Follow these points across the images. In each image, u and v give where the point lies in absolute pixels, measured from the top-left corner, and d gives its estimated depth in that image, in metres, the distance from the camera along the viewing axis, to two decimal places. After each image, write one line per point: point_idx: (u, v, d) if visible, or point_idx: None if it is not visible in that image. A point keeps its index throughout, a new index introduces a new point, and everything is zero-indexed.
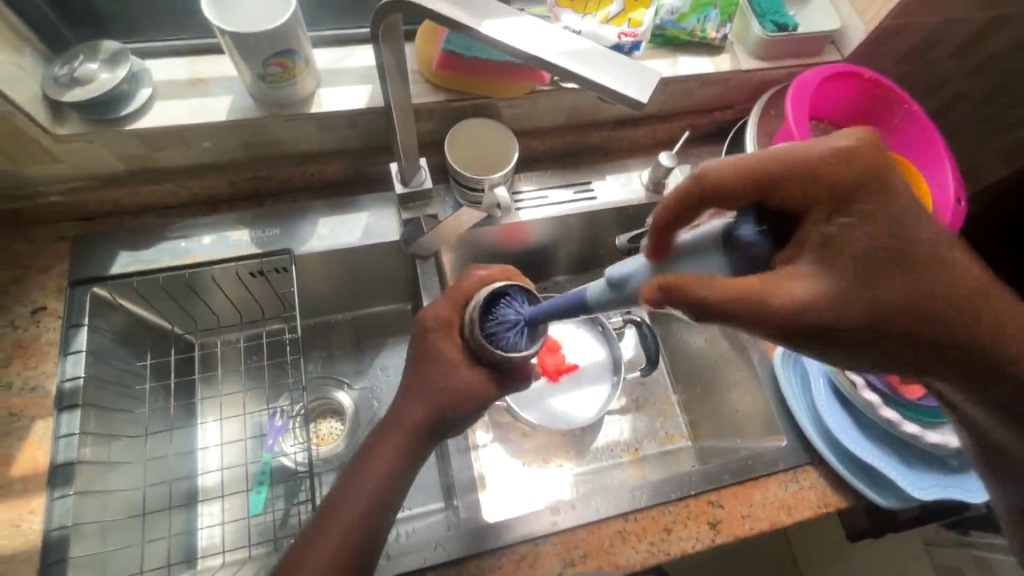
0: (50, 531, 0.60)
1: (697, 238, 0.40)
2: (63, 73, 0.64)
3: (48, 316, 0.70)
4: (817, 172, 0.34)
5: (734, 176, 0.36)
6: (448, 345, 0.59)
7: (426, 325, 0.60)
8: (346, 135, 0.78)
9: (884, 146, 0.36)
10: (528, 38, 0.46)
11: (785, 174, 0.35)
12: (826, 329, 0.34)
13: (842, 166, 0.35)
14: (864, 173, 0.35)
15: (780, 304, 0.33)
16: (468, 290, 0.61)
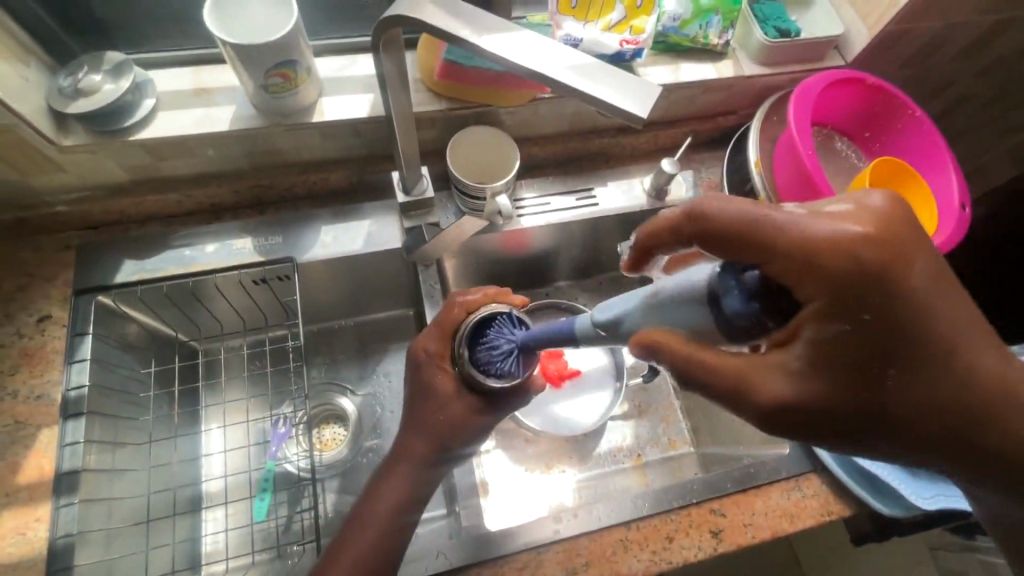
0: (55, 539, 0.61)
1: (685, 284, 0.42)
2: (67, 84, 0.65)
3: (54, 325, 0.71)
4: (812, 256, 0.37)
5: (733, 236, 0.40)
6: (440, 376, 0.60)
7: (417, 358, 0.61)
8: (348, 143, 0.78)
9: (883, 235, 0.39)
10: (528, 52, 0.46)
11: (780, 253, 0.38)
12: (790, 411, 0.40)
13: (835, 257, 0.37)
14: (855, 264, 0.38)
15: (748, 388, 0.39)
16: (455, 320, 0.61)
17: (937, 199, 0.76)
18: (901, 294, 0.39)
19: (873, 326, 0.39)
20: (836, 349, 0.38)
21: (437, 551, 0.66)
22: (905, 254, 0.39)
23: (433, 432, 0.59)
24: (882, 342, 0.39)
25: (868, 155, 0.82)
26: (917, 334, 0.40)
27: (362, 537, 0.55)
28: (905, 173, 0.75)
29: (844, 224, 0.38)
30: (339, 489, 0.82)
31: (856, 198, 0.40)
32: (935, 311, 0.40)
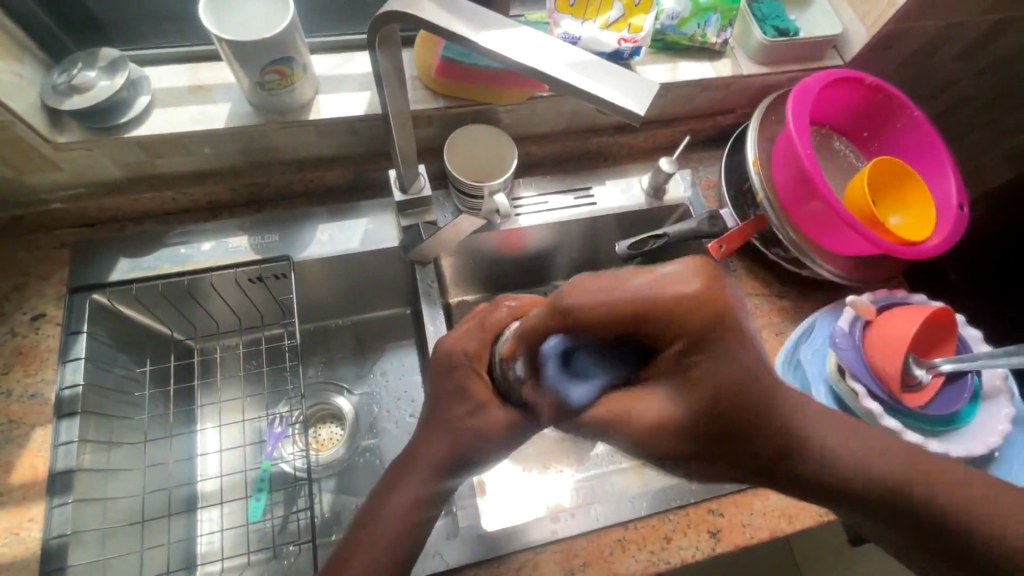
0: (49, 539, 0.60)
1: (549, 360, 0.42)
2: (62, 81, 0.64)
3: (48, 324, 0.70)
4: (681, 319, 0.40)
5: (612, 320, 0.39)
6: (438, 376, 0.59)
7: (451, 360, 0.56)
8: (345, 141, 0.78)
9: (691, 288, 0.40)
10: (526, 49, 0.45)
11: (660, 320, 0.39)
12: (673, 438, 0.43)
13: (689, 315, 0.40)
14: (660, 319, 0.39)
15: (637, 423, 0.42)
16: (501, 323, 0.54)
17: (935, 200, 0.76)
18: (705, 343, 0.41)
19: (715, 369, 0.42)
20: (688, 390, 0.42)
21: (435, 550, 0.66)
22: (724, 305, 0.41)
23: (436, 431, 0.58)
24: (737, 379, 0.42)
25: (867, 155, 0.82)
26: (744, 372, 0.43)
27: (367, 544, 0.55)
28: (903, 173, 0.75)
29: (681, 284, 0.40)
30: (335, 489, 0.81)
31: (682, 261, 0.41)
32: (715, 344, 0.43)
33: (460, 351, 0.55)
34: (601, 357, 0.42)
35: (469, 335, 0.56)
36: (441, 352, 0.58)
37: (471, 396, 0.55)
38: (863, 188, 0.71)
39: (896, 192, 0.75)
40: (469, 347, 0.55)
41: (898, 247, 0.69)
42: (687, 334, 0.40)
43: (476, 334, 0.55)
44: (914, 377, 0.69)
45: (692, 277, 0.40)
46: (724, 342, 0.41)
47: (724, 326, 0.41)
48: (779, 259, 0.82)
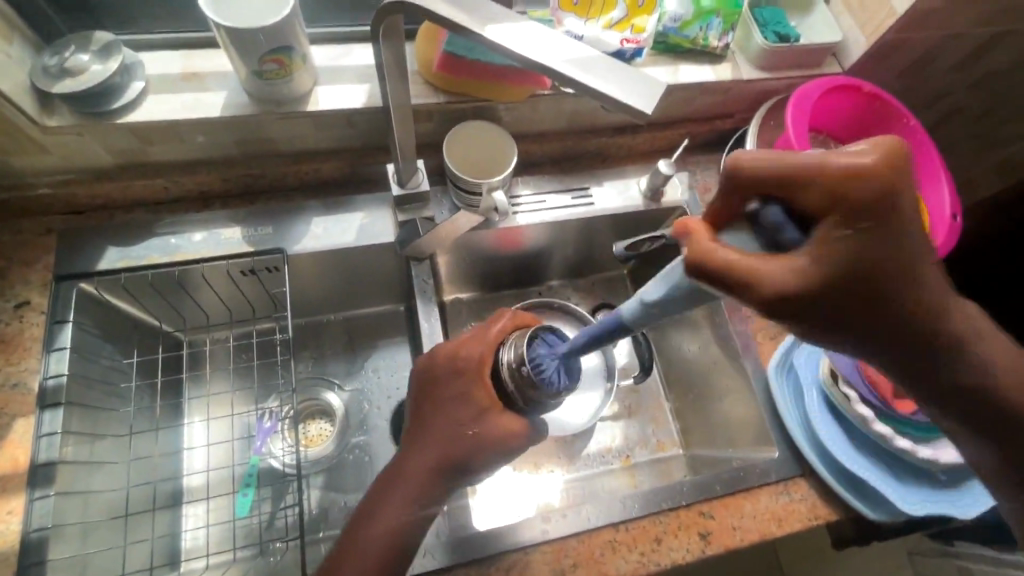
0: (28, 532, 0.59)
1: (735, 225, 0.37)
2: (53, 63, 0.63)
3: (32, 312, 0.69)
4: (841, 192, 0.34)
5: (767, 173, 0.35)
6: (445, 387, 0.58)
7: (459, 364, 0.58)
8: (343, 134, 0.77)
9: (879, 160, 0.34)
10: (531, 43, 0.45)
11: (815, 187, 0.34)
12: (813, 303, 0.34)
13: (874, 195, 0.34)
14: (835, 185, 0.34)
15: (776, 286, 0.34)
16: (501, 333, 0.60)
17: (929, 210, 0.76)
18: (893, 217, 0.34)
19: (891, 262, 0.35)
20: (857, 261, 0.34)
21: (425, 549, 0.65)
22: (905, 191, 0.35)
23: (428, 433, 0.56)
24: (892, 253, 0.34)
25: None
26: (915, 275, 0.36)
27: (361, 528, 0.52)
28: None
29: (868, 159, 0.34)
30: (324, 486, 0.80)
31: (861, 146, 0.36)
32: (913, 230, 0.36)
33: (469, 354, 0.59)
34: (777, 216, 0.36)
35: (475, 342, 0.60)
36: (443, 358, 0.59)
37: (475, 400, 0.56)
38: None
39: None
40: (473, 351, 0.59)
41: None
42: (854, 200, 0.34)
43: (482, 339, 0.60)
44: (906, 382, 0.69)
45: (868, 159, 0.35)
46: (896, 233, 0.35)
47: (891, 210, 0.34)
48: None
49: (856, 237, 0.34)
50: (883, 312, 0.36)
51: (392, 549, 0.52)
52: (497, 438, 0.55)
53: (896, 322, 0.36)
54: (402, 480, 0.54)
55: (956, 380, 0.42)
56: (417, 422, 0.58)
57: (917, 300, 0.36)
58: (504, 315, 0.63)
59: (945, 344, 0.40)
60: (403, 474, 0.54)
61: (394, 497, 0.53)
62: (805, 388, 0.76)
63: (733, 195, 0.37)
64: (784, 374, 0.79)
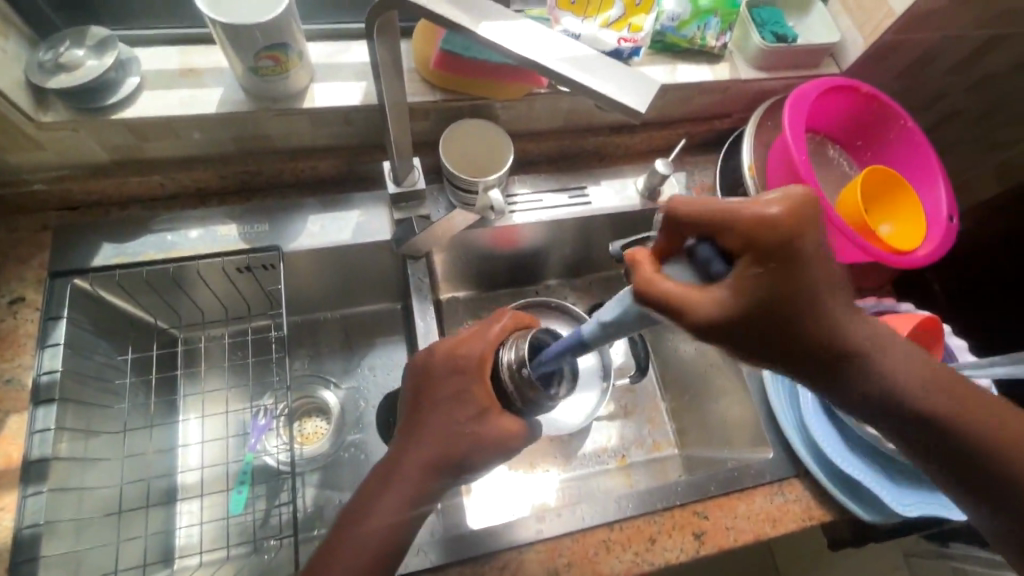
0: (21, 529, 0.59)
1: (675, 260, 0.41)
2: (48, 59, 0.62)
3: (26, 308, 0.69)
4: (760, 234, 0.38)
5: (700, 215, 0.39)
6: (443, 385, 0.58)
7: (458, 362, 0.58)
8: (340, 131, 0.77)
9: (794, 207, 0.38)
10: (526, 42, 0.45)
11: (735, 231, 0.38)
12: (730, 330, 0.39)
13: (782, 239, 0.38)
14: (750, 231, 0.38)
15: (703, 316, 0.38)
16: (499, 334, 0.60)
17: (926, 211, 0.77)
18: (801, 256, 0.39)
19: (803, 294, 0.40)
20: (768, 295, 0.39)
21: (419, 547, 0.65)
22: (814, 230, 0.39)
23: (425, 430, 0.56)
24: (802, 284, 0.39)
25: (860, 163, 0.83)
26: (823, 305, 0.41)
27: (354, 522, 0.52)
28: (893, 183, 0.75)
29: (781, 207, 0.38)
30: (319, 484, 0.80)
31: (787, 192, 0.39)
32: (825, 269, 0.40)
33: (468, 353, 0.58)
34: (710, 254, 0.40)
35: (475, 340, 0.59)
36: (442, 355, 0.59)
37: (472, 400, 0.56)
38: (857, 196, 0.71)
39: (887, 202, 0.76)
40: (474, 349, 0.58)
41: (889, 257, 0.69)
42: (765, 242, 0.38)
43: (483, 337, 0.59)
44: None
45: (783, 206, 0.38)
46: (802, 271, 0.39)
47: (796, 252, 0.39)
48: None
49: (774, 270, 0.38)
50: (800, 342, 0.42)
51: (386, 548, 0.52)
52: (493, 438, 0.55)
53: (811, 348, 0.43)
54: (396, 478, 0.53)
55: (881, 400, 0.46)
56: (413, 419, 0.57)
57: (831, 329, 0.42)
58: (504, 313, 0.63)
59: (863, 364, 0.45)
60: (398, 472, 0.54)
61: (389, 495, 0.53)
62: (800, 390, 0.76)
63: (676, 230, 0.40)
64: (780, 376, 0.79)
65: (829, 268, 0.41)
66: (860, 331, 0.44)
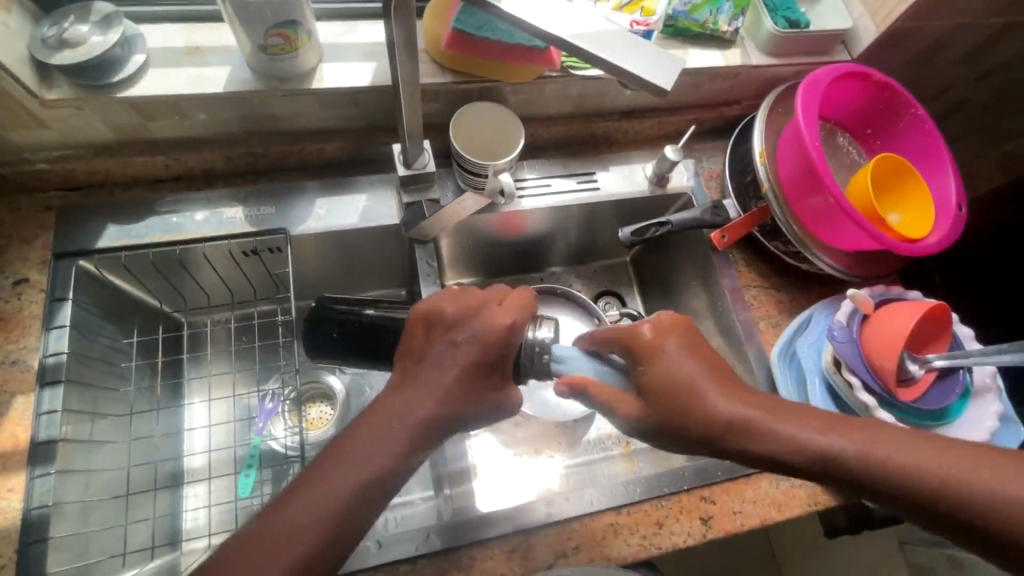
0: (30, 510, 0.58)
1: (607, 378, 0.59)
2: (52, 34, 0.61)
3: (31, 289, 0.68)
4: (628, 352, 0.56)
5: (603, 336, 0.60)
6: (464, 355, 0.50)
7: (482, 335, 0.50)
8: (349, 113, 0.76)
9: (668, 336, 0.54)
10: (547, 18, 0.44)
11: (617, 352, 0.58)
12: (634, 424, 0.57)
13: (636, 352, 0.55)
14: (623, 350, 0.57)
15: None
16: (521, 312, 0.53)
17: (934, 200, 0.76)
18: (646, 362, 0.54)
19: (655, 387, 0.53)
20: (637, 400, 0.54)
21: (428, 531, 0.65)
22: (666, 352, 0.54)
23: (443, 387, 0.49)
24: (660, 381, 0.52)
25: (869, 152, 0.83)
26: (682, 382, 0.52)
27: (343, 473, 0.45)
28: (904, 172, 0.75)
29: (649, 336, 0.55)
30: None
31: (657, 326, 0.55)
32: (673, 367, 0.53)
33: (499, 324, 0.51)
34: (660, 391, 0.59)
35: (511, 308, 0.52)
36: (476, 321, 0.51)
37: (498, 368, 0.51)
38: (867, 184, 0.71)
39: (895, 190, 0.76)
40: (513, 319, 0.51)
41: (900, 246, 0.69)
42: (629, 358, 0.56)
43: (519, 306, 0.53)
44: (908, 371, 0.70)
45: (655, 335, 0.55)
46: (649, 370, 0.53)
47: (643, 362, 0.54)
48: (780, 252, 0.81)
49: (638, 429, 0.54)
50: (712, 435, 0.51)
51: None
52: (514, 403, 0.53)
53: (671, 413, 0.52)
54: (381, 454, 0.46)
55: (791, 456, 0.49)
56: (416, 383, 0.49)
57: (687, 395, 0.51)
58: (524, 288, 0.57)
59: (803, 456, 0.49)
60: (386, 445, 0.46)
61: (388, 454, 0.46)
62: (807, 376, 0.75)
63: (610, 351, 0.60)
64: (787, 363, 0.76)
65: (691, 364, 0.53)
66: (716, 399, 0.51)
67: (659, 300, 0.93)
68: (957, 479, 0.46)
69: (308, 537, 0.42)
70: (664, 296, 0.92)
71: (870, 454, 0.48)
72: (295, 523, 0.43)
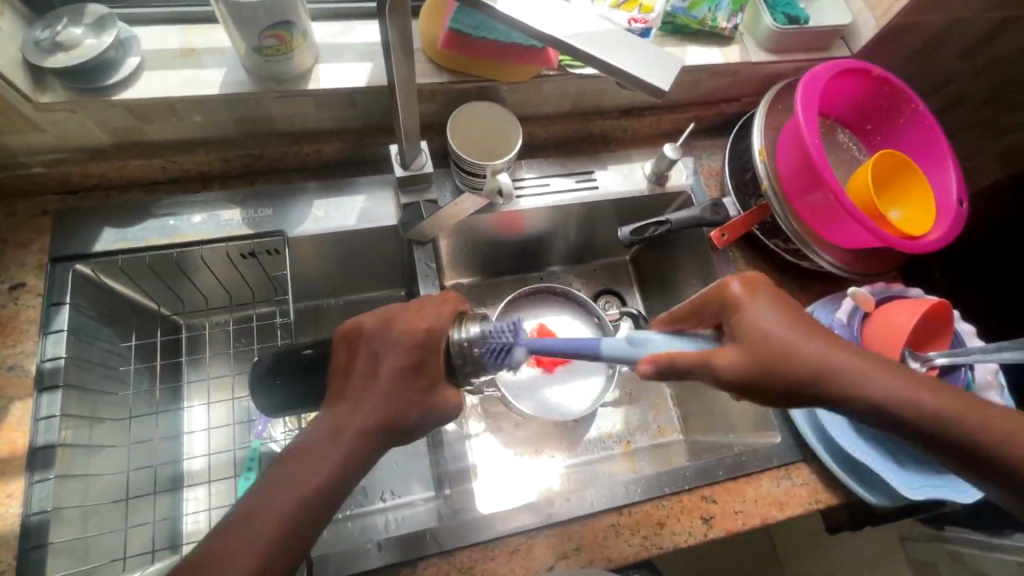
0: (28, 516, 0.58)
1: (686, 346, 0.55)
2: (45, 37, 0.61)
3: (27, 294, 0.67)
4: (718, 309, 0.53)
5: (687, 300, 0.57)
6: (389, 363, 0.48)
7: (406, 340, 0.49)
8: (345, 114, 0.75)
9: (764, 288, 0.52)
10: (543, 17, 0.44)
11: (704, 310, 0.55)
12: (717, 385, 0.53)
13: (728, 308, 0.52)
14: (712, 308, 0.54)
15: None
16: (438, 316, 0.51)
17: (935, 196, 0.76)
18: (740, 315, 0.51)
19: (756, 339, 0.50)
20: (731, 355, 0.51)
21: (428, 534, 0.65)
22: (765, 305, 0.51)
23: (374, 393, 0.47)
24: (761, 334, 0.50)
25: (869, 148, 0.83)
26: (785, 335, 0.49)
27: (286, 481, 0.42)
28: (904, 168, 0.75)
29: (743, 290, 0.52)
30: None
31: (750, 282, 0.53)
32: (774, 319, 0.50)
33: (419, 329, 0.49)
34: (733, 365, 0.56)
35: (429, 313, 0.51)
36: (396, 329, 0.49)
37: (426, 373, 0.49)
38: (867, 180, 0.71)
39: (896, 186, 0.75)
40: (430, 323, 0.50)
41: (900, 242, 0.68)
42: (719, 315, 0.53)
43: (435, 312, 0.51)
44: (910, 369, 0.69)
45: (750, 289, 0.52)
46: (746, 323, 0.51)
47: (737, 316, 0.51)
48: (779, 250, 0.81)
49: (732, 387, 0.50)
50: (814, 389, 0.49)
51: None
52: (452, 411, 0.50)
53: (773, 366, 0.49)
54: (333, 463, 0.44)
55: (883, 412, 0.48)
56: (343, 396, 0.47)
57: (792, 345, 0.49)
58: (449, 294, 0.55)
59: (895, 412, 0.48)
60: (330, 455, 0.44)
61: (330, 460, 0.44)
62: None
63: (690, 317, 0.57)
64: None
65: (788, 316, 0.51)
66: (818, 350, 0.49)
67: (659, 299, 0.93)
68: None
69: (259, 545, 0.40)
70: (664, 294, 0.92)
71: (954, 411, 0.48)
72: (243, 534, 0.40)
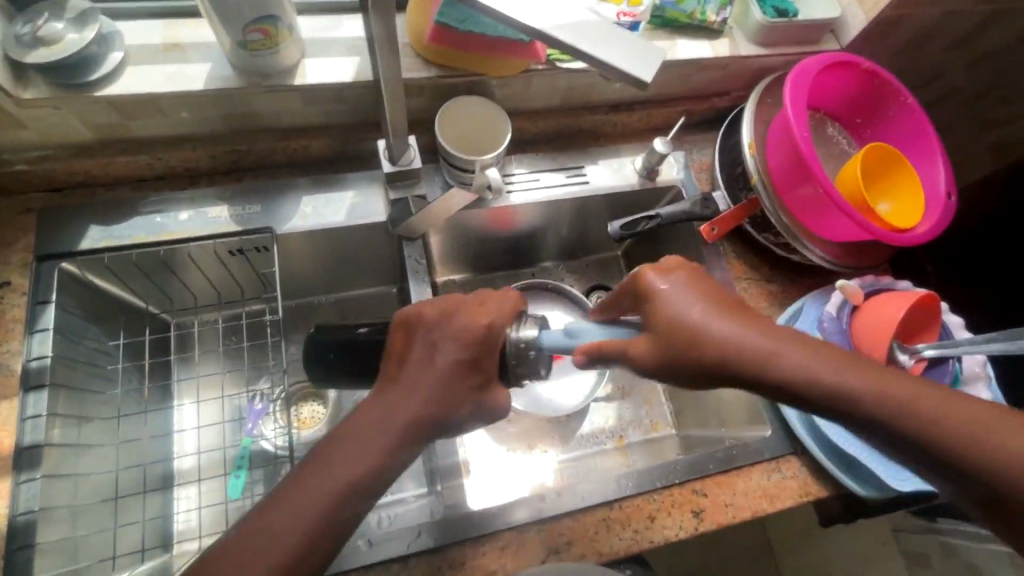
0: (15, 516, 0.57)
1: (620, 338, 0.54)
2: (26, 31, 0.60)
3: (12, 293, 0.67)
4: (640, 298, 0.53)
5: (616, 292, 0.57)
6: (445, 356, 0.48)
7: (459, 333, 0.49)
8: (333, 109, 0.75)
9: (678, 274, 0.52)
10: (528, 8, 0.43)
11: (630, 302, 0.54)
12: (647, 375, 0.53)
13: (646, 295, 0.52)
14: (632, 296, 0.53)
15: None
16: (497, 311, 0.51)
17: (924, 189, 0.76)
18: (655, 302, 0.51)
19: (669, 325, 0.49)
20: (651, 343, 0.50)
21: (419, 530, 0.65)
22: (678, 290, 0.50)
23: (429, 384, 0.47)
24: (675, 321, 0.49)
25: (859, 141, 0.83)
26: (695, 320, 0.49)
27: (315, 478, 0.42)
28: (893, 161, 0.75)
29: (659, 277, 0.52)
30: None
31: (666, 268, 0.52)
32: (687, 305, 0.49)
33: (480, 324, 0.49)
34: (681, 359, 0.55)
35: (492, 309, 0.51)
36: (456, 321, 0.49)
37: (479, 368, 0.49)
38: (857, 173, 0.71)
39: (885, 179, 0.76)
40: (491, 319, 0.50)
41: (890, 235, 0.68)
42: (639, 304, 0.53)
43: (498, 307, 0.51)
44: (898, 361, 0.69)
45: (665, 277, 0.52)
46: (659, 310, 0.50)
47: (653, 303, 0.51)
48: (770, 244, 0.81)
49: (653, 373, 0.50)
50: (727, 373, 0.47)
51: None
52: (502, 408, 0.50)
53: (685, 350, 0.48)
54: (366, 458, 0.44)
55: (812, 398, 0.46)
56: (392, 387, 0.47)
57: (701, 330, 0.48)
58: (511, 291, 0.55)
59: (822, 393, 0.45)
60: (368, 450, 0.44)
61: (366, 453, 0.44)
62: None
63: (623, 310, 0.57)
64: None
65: (698, 301, 0.50)
66: (728, 333, 0.48)
67: None
68: (974, 428, 0.43)
69: (279, 547, 0.40)
70: None
71: (886, 395, 0.45)
72: (272, 528, 0.40)
